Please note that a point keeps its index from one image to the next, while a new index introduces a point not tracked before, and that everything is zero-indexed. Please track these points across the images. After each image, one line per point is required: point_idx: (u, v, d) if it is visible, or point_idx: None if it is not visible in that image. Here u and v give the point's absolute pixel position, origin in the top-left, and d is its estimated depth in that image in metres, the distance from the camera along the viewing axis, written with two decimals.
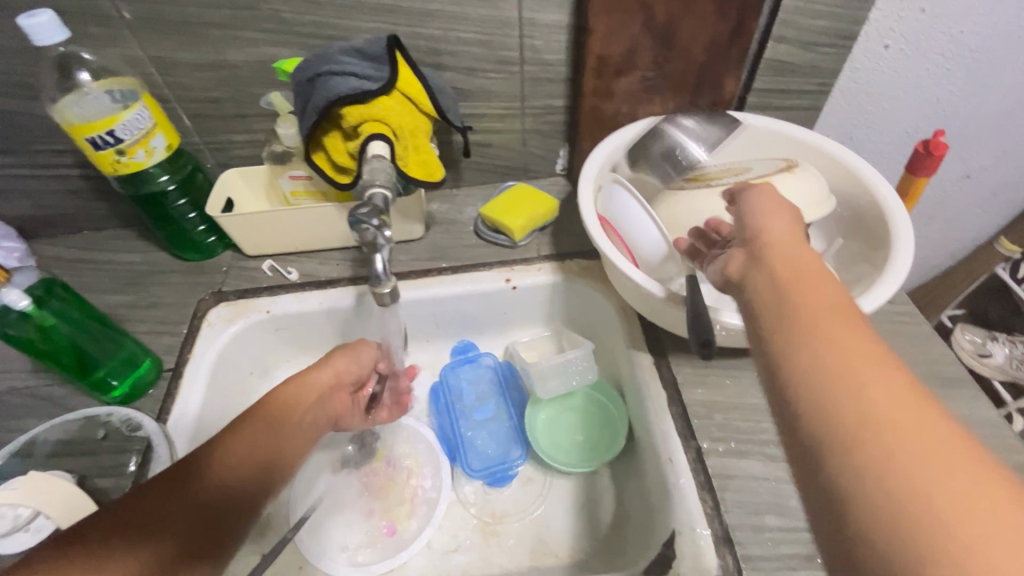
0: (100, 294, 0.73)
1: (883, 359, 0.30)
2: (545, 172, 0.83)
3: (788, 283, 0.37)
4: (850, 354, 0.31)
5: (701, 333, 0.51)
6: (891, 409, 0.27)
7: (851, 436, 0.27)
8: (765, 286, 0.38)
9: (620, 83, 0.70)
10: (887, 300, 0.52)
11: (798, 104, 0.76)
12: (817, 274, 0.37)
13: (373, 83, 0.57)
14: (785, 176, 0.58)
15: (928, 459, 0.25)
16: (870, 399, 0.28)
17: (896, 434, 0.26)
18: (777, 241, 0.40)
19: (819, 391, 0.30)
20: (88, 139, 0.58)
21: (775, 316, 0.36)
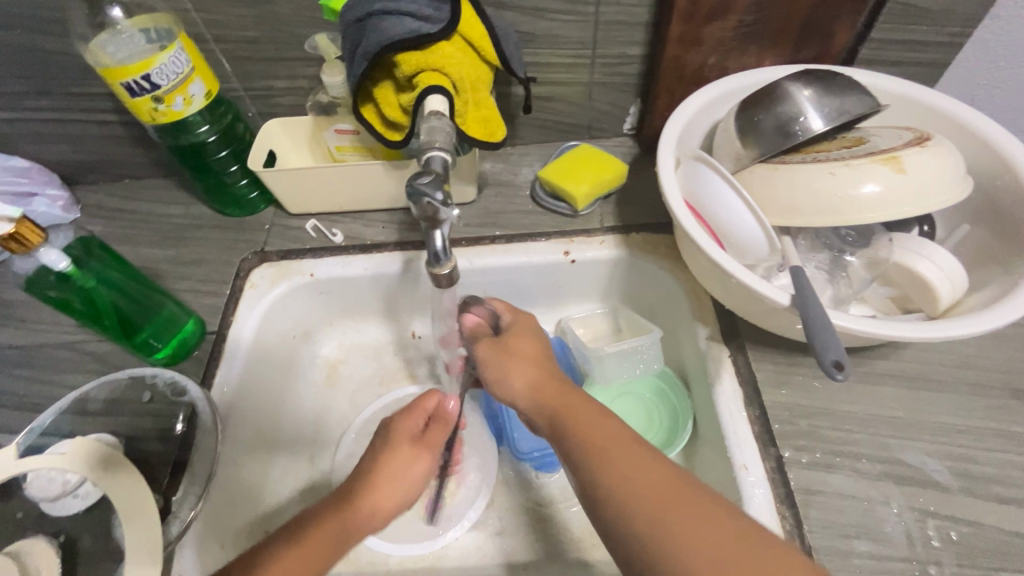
0: (142, 248, 0.71)
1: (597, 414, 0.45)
2: (610, 131, 0.75)
3: (536, 367, 0.51)
4: (571, 408, 0.46)
5: (828, 350, 0.43)
6: (608, 440, 0.43)
7: (597, 476, 0.41)
8: (521, 386, 0.50)
9: (712, 29, 0.60)
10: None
11: (919, 58, 0.65)
12: (542, 366, 0.51)
13: (431, 25, 0.50)
14: (918, 149, 0.49)
15: (625, 461, 0.41)
16: (635, 476, 0.40)
17: (619, 474, 0.40)
18: (489, 360, 0.52)
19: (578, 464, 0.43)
20: (123, 85, 0.53)
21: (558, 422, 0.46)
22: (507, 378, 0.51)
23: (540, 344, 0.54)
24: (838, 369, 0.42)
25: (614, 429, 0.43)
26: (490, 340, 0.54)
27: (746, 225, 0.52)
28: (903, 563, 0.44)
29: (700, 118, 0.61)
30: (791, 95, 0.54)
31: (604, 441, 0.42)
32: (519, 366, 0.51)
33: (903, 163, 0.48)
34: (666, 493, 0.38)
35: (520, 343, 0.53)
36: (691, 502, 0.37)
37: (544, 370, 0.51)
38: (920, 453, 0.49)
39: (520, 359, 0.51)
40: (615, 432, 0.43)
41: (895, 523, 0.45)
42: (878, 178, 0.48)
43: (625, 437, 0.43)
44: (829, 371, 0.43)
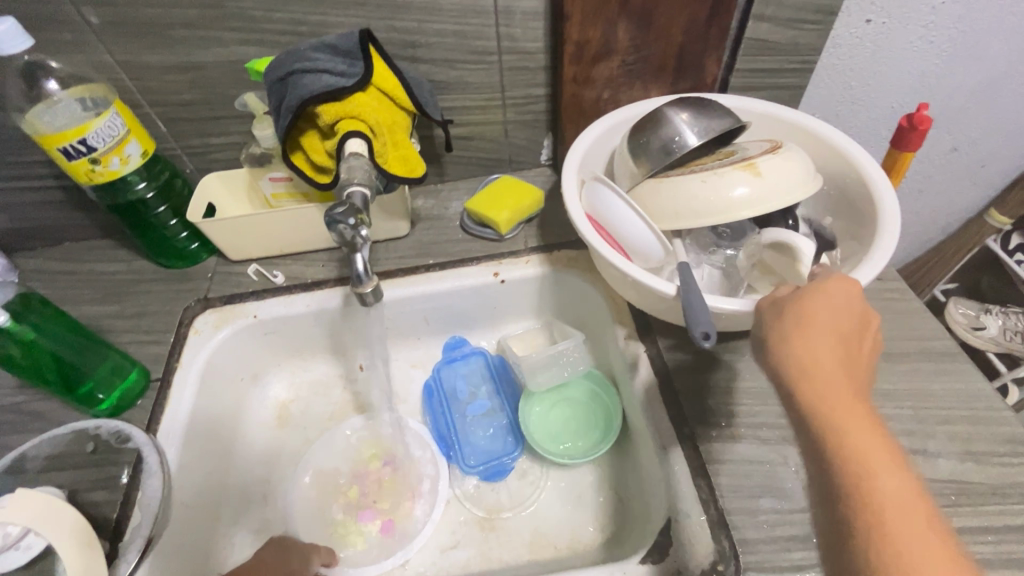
0: (84, 306, 0.72)
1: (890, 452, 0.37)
2: (530, 162, 0.83)
3: (841, 329, 0.42)
4: (889, 441, 0.37)
5: (698, 324, 0.49)
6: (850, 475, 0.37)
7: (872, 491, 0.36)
8: (813, 348, 0.41)
9: (601, 68, 0.69)
10: (875, 273, 0.52)
11: (780, 83, 0.76)
12: (839, 333, 0.42)
13: (347, 79, 0.56)
14: (773, 156, 0.58)
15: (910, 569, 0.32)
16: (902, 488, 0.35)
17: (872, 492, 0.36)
18: (815, 311, 0.43)
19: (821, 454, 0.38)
20: (60, 150, 0.57)
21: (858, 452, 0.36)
22: (798, 337, 0.42)
23: (839, 339, 0.42)
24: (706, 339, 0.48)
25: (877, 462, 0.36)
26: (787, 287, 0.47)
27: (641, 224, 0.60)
28: (804, 513, 0.49)
29: (600, 145, 0.69)
30: (668, 119, 0.63)
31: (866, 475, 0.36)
32: (818, 331, 0.42)
33: (760, 169, 0.57)
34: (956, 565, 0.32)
35: (839, 293, 0.44)
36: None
37: (853, 334, 0.42)
38: None
39: (838, 309, 0.43)
40: (904, 486, 0.35)
41: (795, 480, 0.51)
42: (742, 182, 0.56)
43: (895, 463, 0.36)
44: (700, 340, 0.49)
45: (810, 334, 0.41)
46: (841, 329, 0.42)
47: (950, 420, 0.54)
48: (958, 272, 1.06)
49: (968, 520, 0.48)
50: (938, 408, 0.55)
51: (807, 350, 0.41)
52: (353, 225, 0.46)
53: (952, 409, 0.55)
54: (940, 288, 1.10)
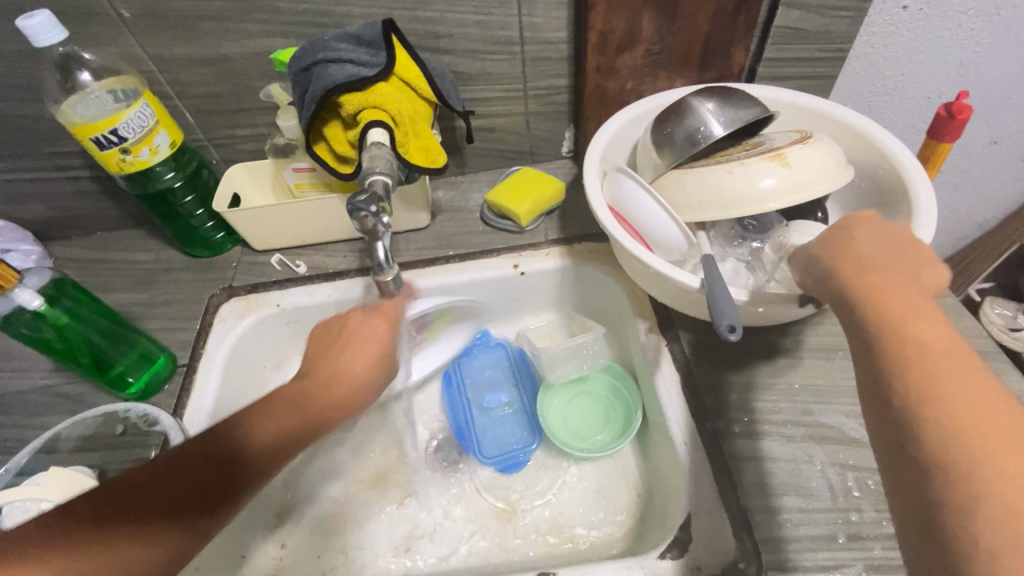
0: (115, 294, 0.74)
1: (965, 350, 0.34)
2: (551, 155, 0.82)
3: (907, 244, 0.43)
4: (973, 365, 0.33)
5: (722, 316, 0.48)
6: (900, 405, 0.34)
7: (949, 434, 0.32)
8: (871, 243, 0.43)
9: (625, 58, 0.68)
10: None
11: (810, 73, 0.74)
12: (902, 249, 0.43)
13: (369, 69, 0.56)
14: (802, 146, 0.56)
15: (995, 450, 0.29)
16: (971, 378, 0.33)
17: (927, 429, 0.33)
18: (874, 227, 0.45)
19: (880, 363, 0.36)
20: (92, 139, 0.59)
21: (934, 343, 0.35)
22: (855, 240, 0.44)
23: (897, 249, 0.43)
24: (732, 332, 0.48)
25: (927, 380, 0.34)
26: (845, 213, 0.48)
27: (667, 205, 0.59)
28: (830, 513, 0.48)
29: (622, 136, 0.68)
30: (693, 109, 0.62)
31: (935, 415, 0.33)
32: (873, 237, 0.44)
33: (788, 159, 0.55)
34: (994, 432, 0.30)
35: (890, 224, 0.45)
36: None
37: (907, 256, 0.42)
38: (839, 414, 0.54)
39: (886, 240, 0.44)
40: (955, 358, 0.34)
41: (821, 478, 0.50)
42: (769, 172, 0.55)
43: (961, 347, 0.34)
44: (726, 334, 0.48)
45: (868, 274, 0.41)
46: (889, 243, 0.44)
47: None
48: (996, 271, 1.02)
49: None
50: None
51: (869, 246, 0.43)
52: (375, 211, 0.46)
53: None
54: (975, 287, 1.05)
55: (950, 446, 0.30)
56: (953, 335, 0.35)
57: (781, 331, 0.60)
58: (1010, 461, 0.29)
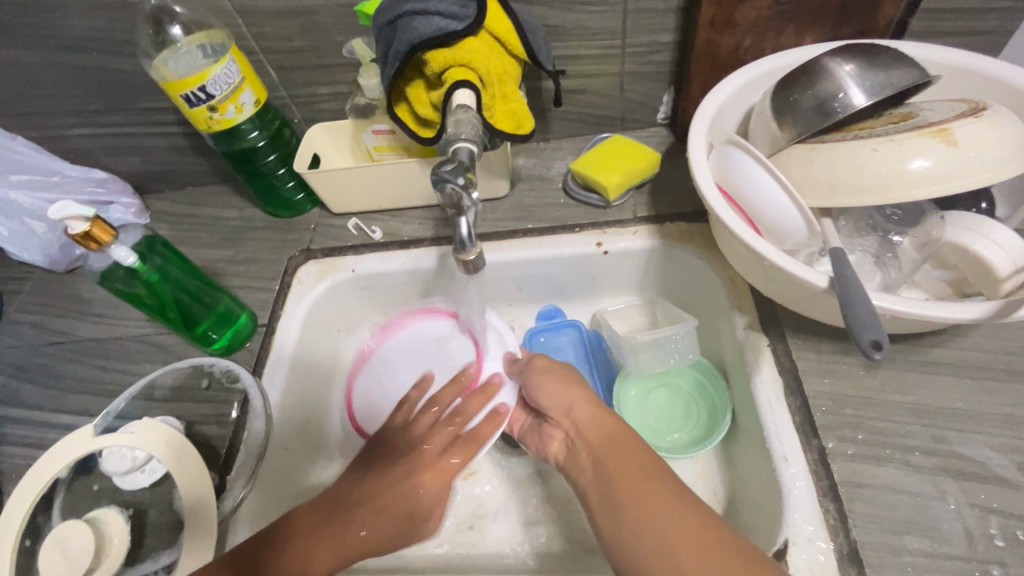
0: (202, 249, 0.76)
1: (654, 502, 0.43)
2: (644, 121, 0.74)
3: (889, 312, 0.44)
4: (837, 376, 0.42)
5: (866, 330, 0.41)
6: (624, 462, 0.47)
7: (636, 515, 0.42)
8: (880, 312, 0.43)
9: (747, 9, 0.58)
10: None
11: (977, 28, 0.61)
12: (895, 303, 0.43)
13: (459, 22, 0.51)
14: (971, 120, 0.46)
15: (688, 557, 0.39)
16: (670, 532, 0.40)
17: (630, 495, 0.44)
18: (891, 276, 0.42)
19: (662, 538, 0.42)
20: (182, 96, 0.58)
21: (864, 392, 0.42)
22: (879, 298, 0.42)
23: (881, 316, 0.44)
24: (876, 349, 0.41)
25: (658, 476, 0.44)
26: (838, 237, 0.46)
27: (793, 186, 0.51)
28: (961, 562, 0.41)
29: (735, 102, 0.60)
30: (830, 71, 0.52)
31: (641, 491, 0.43)
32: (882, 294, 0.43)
33: (954, 136, 0.45)
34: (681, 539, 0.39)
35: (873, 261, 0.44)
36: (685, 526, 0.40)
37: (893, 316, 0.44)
38: (980, 446, 0.46)
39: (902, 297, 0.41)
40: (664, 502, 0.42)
41: (952, 520, 0.43)
42: (925, 152, 0.45)
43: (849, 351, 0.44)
44: (870, 351, 0.40)
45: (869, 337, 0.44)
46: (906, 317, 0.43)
47: None
48: None
49: None
50: None
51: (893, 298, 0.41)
52: (463, 183, 0.43)
53: None
54: None
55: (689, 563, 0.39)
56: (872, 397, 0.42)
57: (912, 340, 0.51)
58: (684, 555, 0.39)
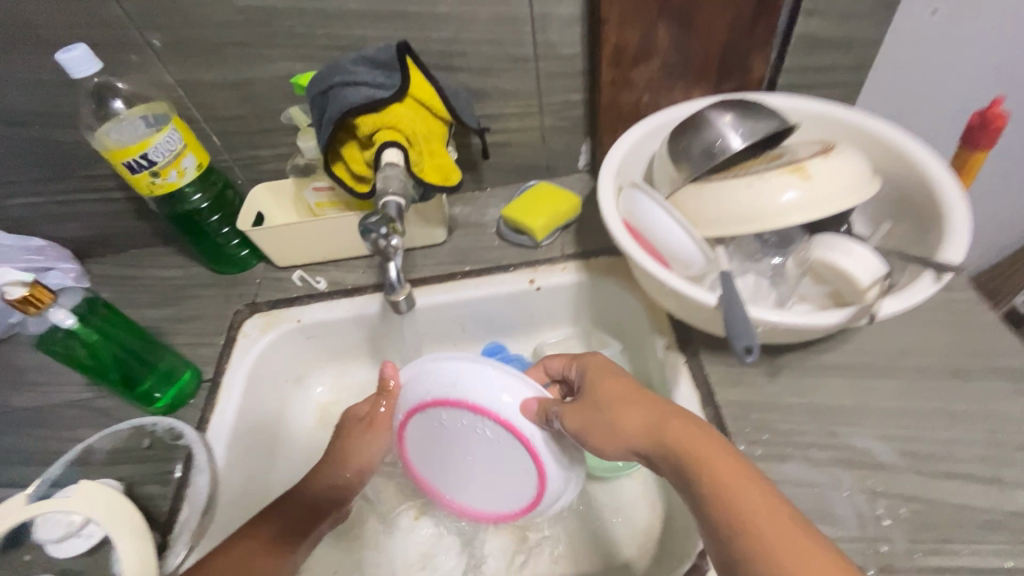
0: (146, 309, 0.77)
1: (732, 468, 0.40)
2: (567, 168, 0.82)
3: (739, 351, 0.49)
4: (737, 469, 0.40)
5: (741, 338, 0.49)
6: (698, 449, 0.42)
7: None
8: (634, 432, 0.46)
9: (640, 71, 0.67)
10: (931, 287, 0.48)
11: (834, 81, 0.72)
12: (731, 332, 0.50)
13: (384, 90, 0.57)
14: (823, 159, 0.55)
15: (728, 494, 0.38)
16: (762, 510, 0.37)
17: (768, 555, 0.35)
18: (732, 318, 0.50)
19: (710, 507, 0.39)
20: (125, 163, 0.62)
21: (728, 493, 0.39)
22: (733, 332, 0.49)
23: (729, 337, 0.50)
24: (748, 354, 0.49)
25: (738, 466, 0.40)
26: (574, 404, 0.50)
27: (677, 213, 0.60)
28: (858, 543, 0.46)
29: (640, 150, 0.68)
30: (712, 121, 0.61)
31: (761, 509, 0.37)
32: (628, 410, 0.47)
33: (809, 172, 0.54)
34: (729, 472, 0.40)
35: (612, 387, 0.50)
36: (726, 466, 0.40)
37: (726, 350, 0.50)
38: (867, 437, 0.52)
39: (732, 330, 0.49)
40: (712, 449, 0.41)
41: (846, 505, 0.48)
42: (788, 186, 0.53)
43: (690, 422, 0.44)
44: (744, 355, 0.49)
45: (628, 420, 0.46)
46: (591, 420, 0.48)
47: None
48: None
49: None
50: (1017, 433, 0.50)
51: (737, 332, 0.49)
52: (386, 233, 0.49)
53: None
54: None
55: (722, 508, 0.38)
56: (747, 471, 0.39)
57: (804, 348, 0.58)
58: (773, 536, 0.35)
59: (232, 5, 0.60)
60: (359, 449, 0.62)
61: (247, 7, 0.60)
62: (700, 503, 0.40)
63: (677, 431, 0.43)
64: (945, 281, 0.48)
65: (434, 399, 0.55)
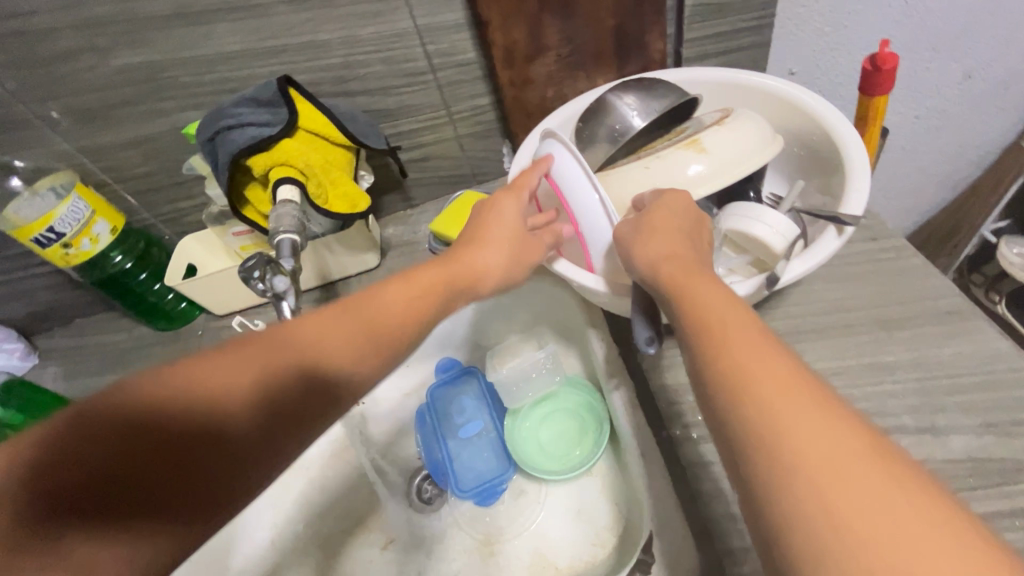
0: (96, 377, 0.77)
1: (804, 389, 0.29)
2: (494, 172, 0.81)
3: (685, 275, 0.40)
4: (798, 387, 0.29)
5: (642, 327, 0.48)
6: (725, 310, 0.36)
7: (795, 501, 0.26)
8: (655, 257, 0.44)
9: (538, 66, 0.66)
10: (825, 256, 0.48)
11: (740, 44, 0.71)
12: (676, 236, 0.45)
13: (271, 127, 0.56)
14: (717, 128, 0.54)
15: (799, 411, 0.29)
16: (821, 442, 0.27)
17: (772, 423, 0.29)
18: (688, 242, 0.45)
19: (730, 432, 0.30)
20: (33, 240, 0.61)
21: (766, 412, 0.29)
22: (655, 244, 0.44)
23: (682, 236, 0.45)
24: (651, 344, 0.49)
25: (795, 380, 0.30)
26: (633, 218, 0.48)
27: (591, 211, 0.51)
28: None
29: None
30: (612, 105, 0.60)
31: (752, 372, 0.31)
32: (659, 241, 0.44)
33: (704, 144, 0.53)
34: (794, 388, 0.30)
35: (663, 221, 0.45)
36: (811, 400, 0.29)
37: (682, 238, 0.44)
38: None
39: (660, 235, 0.45)
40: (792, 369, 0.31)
41: None
42: (686, 161, 0.53)
43: (678, 261, 0.42)
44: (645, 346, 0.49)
45: (688, 275, 0.40)
46: (668, 240, 0.44)
47: (965, 389, 0.50)
48: (1007, 209, 0.96)
49: (984, 502, 0.44)
50: (947, 375, 0.51)
51: (654, 245, 0.44)
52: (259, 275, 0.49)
53: (964, 376, 0.51)
54: (989, 228, 1.00)
55: (758, 430, 0.29)
56: (771, 354, 0.32)
57: None
58: (829, 480, 0.26)
59: (110, 66, 0.59)
60: (405, 293, 0.47)
61: (126, 66, 0.60)
62: (732, 451, 0.30)
63: (683, 271, 0.41)
64: (845, 242, 0.48)
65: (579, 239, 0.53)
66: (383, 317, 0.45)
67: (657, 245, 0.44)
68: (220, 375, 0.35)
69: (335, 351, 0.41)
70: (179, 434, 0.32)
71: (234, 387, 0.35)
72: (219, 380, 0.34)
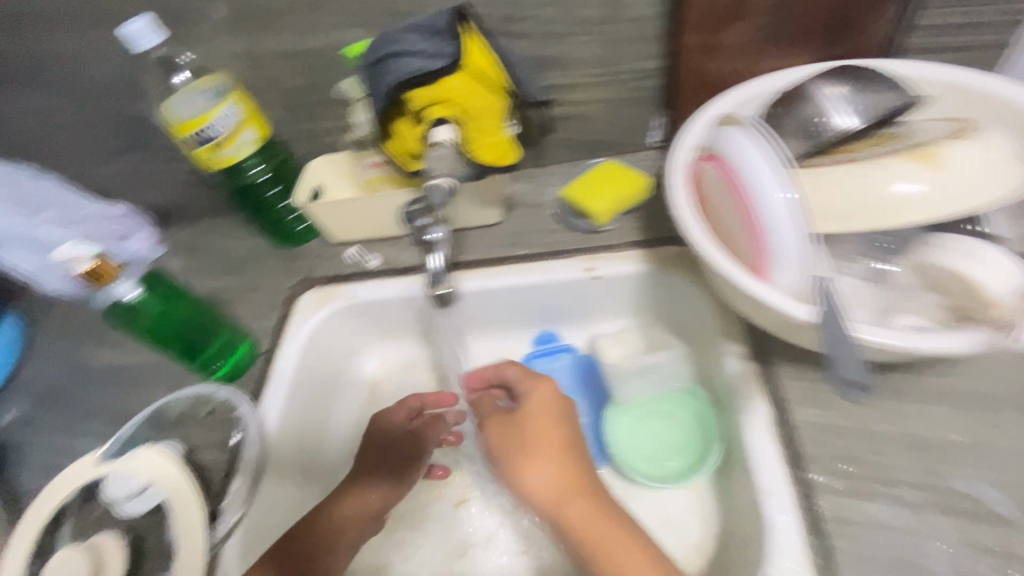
0: (212, 278, 0.79)
1: (622, 543, 0.50)
2: (637, 145, 0.75)
3: (564, 488, 0.52)
4: (587, 498, 0.52)
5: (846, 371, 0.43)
6: (568, 504, 0.51)
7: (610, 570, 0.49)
8: (544, 483, 0.53)
9: (728, 35, 0.58)
10: None
11: (973, 44, 0.60)
12: (569, 473, 0.53)
13: (438, 61, 0.53)
14: (957, 143, 0.47)
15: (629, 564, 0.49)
16: (618, 560, 0.49)
17: (531, 481, 0.53)
18: (543, 447, 0.55)
19: (585, 555, 0.51)
20: (189, 136, 0.63)
21: (578, 534, 0.50)
22: (528, 471, 0.54)
23: (557, 422, 0.57)
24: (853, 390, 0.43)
25: (626, 549, 0.49)
26: (507, 422, 0.59)
27: (779, 216, 0.47)
28: None
29: None
30: (816, 95, 0.52)
31: (580, 519, 0.51)
32: (538, 467, 0.54)
33: (938, 161, 0.46)
34: (613, 546, 0.50)
35: (530, 425, 0.57)
36: (625, 556, 0.49)
37: (555, 450, 0.54)
38: (969, 479, 0.45)
39: (541, 466, 0.53)
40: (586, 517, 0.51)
41: (940, 557, 0.42)
42: (914, 176, 0.46)
43: (556, 411, 0.57)
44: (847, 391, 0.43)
45: (572, 481, 0.52)
46: (553, 454, 0.54)
47: None
48: None
49: None
50: None
51: (513, 454, 0.56)
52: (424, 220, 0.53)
53: None
54: None
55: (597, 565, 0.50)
56: (597, 519, 0.51)
57: (903, 366, 0.50)
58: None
59: None
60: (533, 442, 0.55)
61: None
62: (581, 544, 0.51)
63: (550, 476, 0.53)
64: None
65: (754, 246, 0.48)
66: (530, 444, 0.55)
67: (544, 463, 0.54)
68: (341, 511, 0.62)
69: (540, 476, 0.53)
70: (335, 535, 0.61)
71: (332, 527, 0.61)
72: (353, 505, 0.63)
